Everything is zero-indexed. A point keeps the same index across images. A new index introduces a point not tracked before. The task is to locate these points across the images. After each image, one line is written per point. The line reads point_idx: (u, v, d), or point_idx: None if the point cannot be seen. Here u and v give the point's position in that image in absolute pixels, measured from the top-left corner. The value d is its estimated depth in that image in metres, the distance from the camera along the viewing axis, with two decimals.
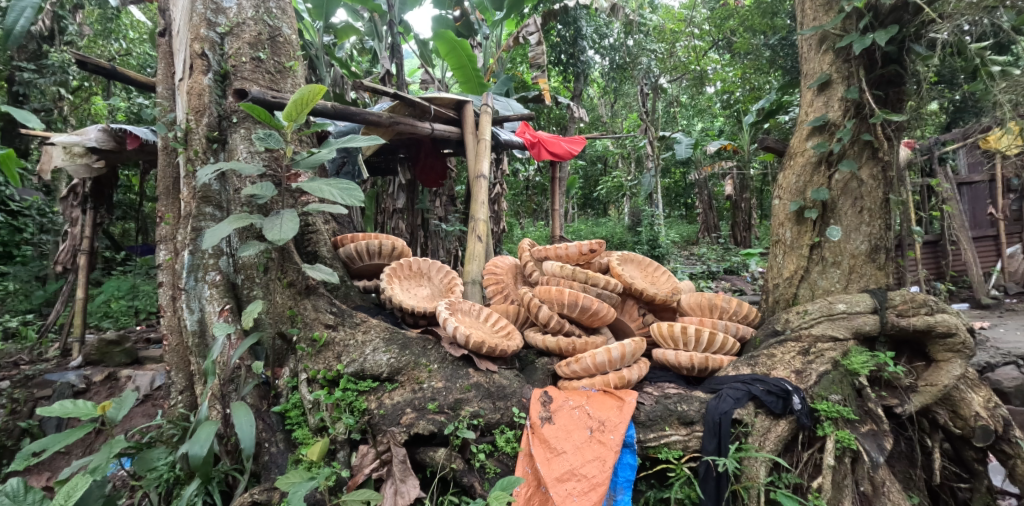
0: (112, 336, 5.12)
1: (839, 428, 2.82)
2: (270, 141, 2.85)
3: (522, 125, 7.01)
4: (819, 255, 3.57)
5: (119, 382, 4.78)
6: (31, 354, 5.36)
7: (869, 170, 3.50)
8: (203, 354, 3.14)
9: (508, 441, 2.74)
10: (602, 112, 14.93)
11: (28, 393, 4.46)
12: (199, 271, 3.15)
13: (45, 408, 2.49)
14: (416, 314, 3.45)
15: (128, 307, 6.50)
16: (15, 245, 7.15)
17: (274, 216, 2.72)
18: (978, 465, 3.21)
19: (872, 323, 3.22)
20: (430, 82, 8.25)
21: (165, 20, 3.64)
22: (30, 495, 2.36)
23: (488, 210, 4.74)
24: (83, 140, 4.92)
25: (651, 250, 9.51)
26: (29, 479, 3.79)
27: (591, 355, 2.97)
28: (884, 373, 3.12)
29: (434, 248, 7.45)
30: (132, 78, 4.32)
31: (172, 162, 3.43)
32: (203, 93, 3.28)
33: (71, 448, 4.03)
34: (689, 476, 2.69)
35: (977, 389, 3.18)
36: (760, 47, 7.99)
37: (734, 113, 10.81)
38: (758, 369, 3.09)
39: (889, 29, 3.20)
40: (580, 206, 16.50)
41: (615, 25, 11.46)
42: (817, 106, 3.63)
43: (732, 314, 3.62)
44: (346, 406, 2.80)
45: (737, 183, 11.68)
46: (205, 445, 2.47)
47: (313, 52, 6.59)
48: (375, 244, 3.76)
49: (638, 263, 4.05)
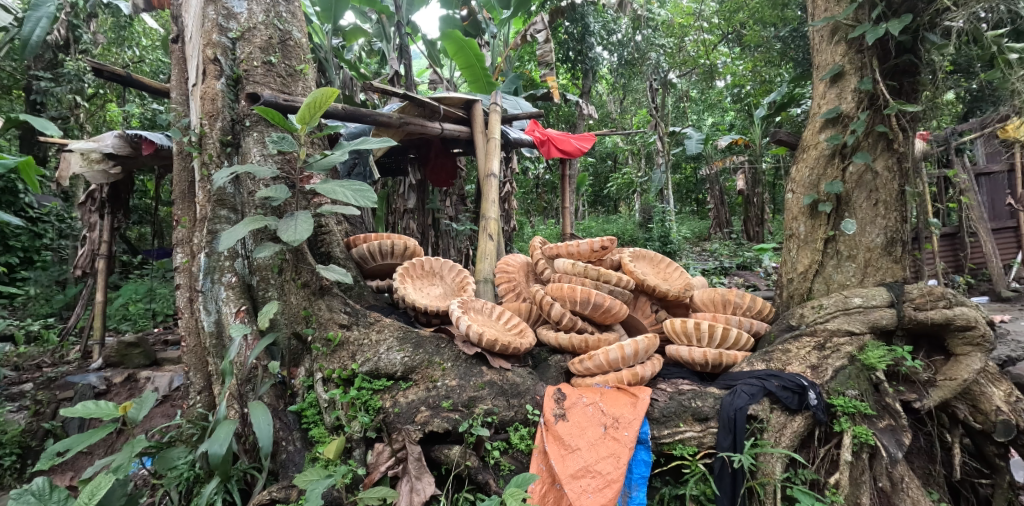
0: (131, 338, 5.20)
1: (857, 424, 2.81)
2: (283, 144, 2.89)
3: (532, 124, 7.00)
4: (834, 249, 3.53)
5: (139, 383, 4.86)
6: (53, 357, 5.51)
7: (884, 161, 3.45)
8: (220, 355, 3.18)
9: (522, 439, 2.75)
10: (612, 108, 14.83)
11: (51, 394, 4.60)
12: (215, 273, 3.21)
13: (68, 409, 2.53)
14: (429, 313, 3.46)
15: (146, 310, 6.63)
16: (36, 250, 7.41)
17: (289, 217, 2.76)
18: (999, 461, 3.14)
19: (889, 317, 3.17)
20: (439, 81, 8.33)
21: (178, 27, 3.69)
22: (55, 494, 2.40)
23: (499, 209, 4.75)
24: (100, 146, 5.00)
25: (662, 246, 9.40)
26: (53, 479, 3.92)
27: (604, 352, 2.96)
28: (902, 367, 3.10)
29: (445, 248, 7.51)
30: (145, 84, 4.36)
31: (187, 166, 3.46)
32: (216, 98, 3.33)
33: (94, 448, 4.13)
34: (705, 472, 2.68)
35: (997, 383, 3.13)
36: (770, 39, 7.91)
37: (746, 106, 10.60)
38: (773, 364, 3.06)
39: (904, 18, 3.14)
40: (591, 204, 16.51)
41: (624, 21, 11.27)
42: (829, 98, 3.58)
43: (746, 309, 3.60)
44: (361, 404, 2.83)
45: (749, 178, 11.59)
46: (224, 444, 2.50)
47: (322, 55, 6.65)
48: (387, 244, 3.79)
49: (649, 259, 4.05)
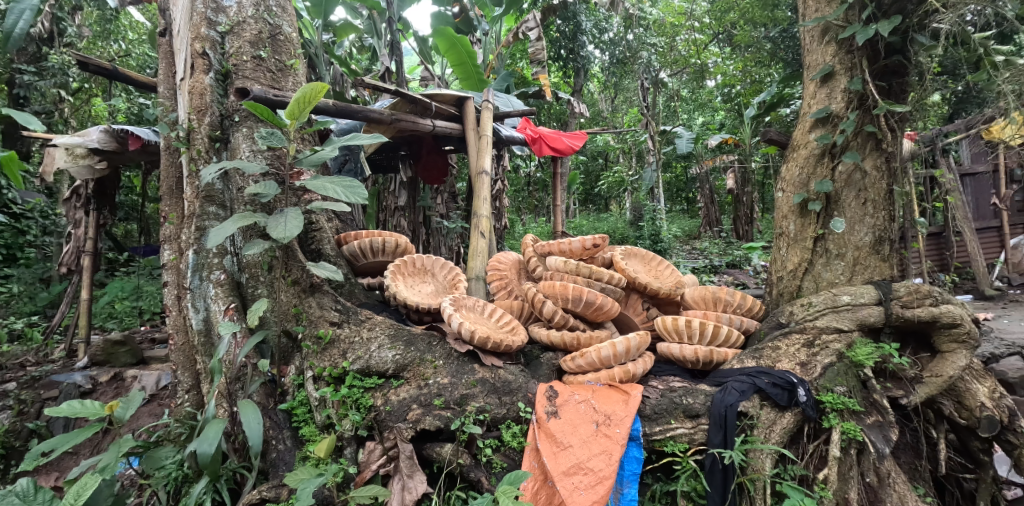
0: (118, 336, 5.12)
1: (844, 420, 2.84)
2: (273, 139, 2.85)
3: (523, 121, 6.99)
4: (823, 247, 3.56)
5: (125, 382, 4.80)
6: (37, 355, 5.42)
7: (873, 161, 3.49)
8: (209, 353, 3.15)
9: (514, 436, 2.75)
10: (603, 107, 14.89)
11: (35, 393, 4.53)
12: (204, 270, 3.17)
13: (53, 408, 2.50)
14: (421, 310, 3.46)
15: (132, 308, 6.55)
16: (19, 247, 7.28)
17: (278, 214, 2.73)
18: (983, 455, 3.19)
19: (877, 314, 3.20)
20: (430, 78, 8.29)
21: (165, 20, 3.63)
22: (40, 495, 2.36)
23: (490, 206, 4.70)
24: (85, 141, 4.90)
25: (653, 244, 9.43)
26: (38, 479, 3.87)
27: (596, 350, 2.98)
28: (889, 364, 3.13)
29: (436, 246, 7.48)
30: (132, 78, 4.29)
31: (175, 162, 3.43)
32: (205, 92, 3.29)
33: (80, 448, 4.09)
34: (695, 468, 2.69)
35: (982, 380, 3.18)
36: (760, 40, 8.00)
37: (735, 106, 10.66)
38: (763, 361, 3.09)
39: (893, 19, 3.18)
40: (582, 202, 16.57)
41: (616, 19, 11.23)
42: (819, 97, 3.62)
43: (736, 307, 3.61)
44: (352, 402, 2.82)
45: (739, 177, 11.70)
46: (213, 444, 2.47)
47: (312, 51, 6.57)
48: (379, 241, 3.77)
49: (641, 257, 4.06)
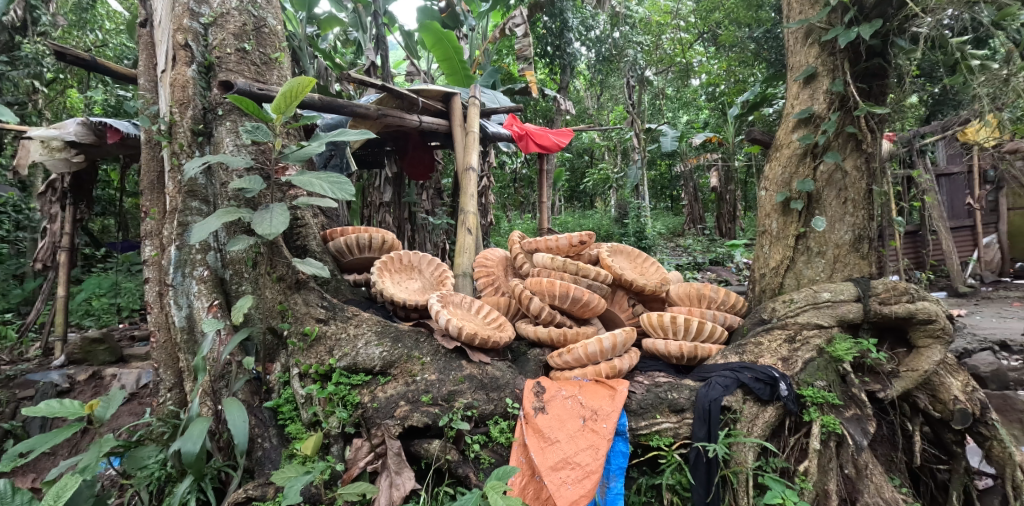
0: (96, 334, 5.02)
1: (824, 413, 2.90)
2: (258, 133, 2.81)
3: (510, 118, 6.98)
4: (804, 245, 3.63)
5: (104, 380, 4.72)
6: (11, 354, 5.29)
7: (853, 161, 3.57)
8: (192, 350, 3.11)
9: (502, 432, 2.77)
10: (588, 104, 14.94)
11: (10, 392, 4.43)
12: (186, 266, 3.12)
13: (31, 408, 2.44)
14: (408, 307, 3.47)
15: (110, 305, 6.41)
16: None
17: (264, 210, 2.70)
18: (956, 447, 3.29)
19: (856, 311, 3.28)
20: (416, 73, 8.24)
21: (146, 10, 3.56)
22: (18, 496, 2.32)
23: (477, 203, 4.71)
24: (61, 133, 4.77)
25: (637, 241, 9.53)
26: (15, 480, 3.79)
27: (583, 346, 3.01)
28: (867, 359, 3.20)
29: (421, 242, 7.46)
30: (111, 70, 4.20)
31: (157, 156, 3.37)
32: (187, 85, 3.24)
33: (57, 448, 4.02)
34: (680, 462, 2.73)
35: (956, 374, 3.28)
36: (744, 40, 8.09)
37: (719, 105, 10.77)
38: (746, 356, 3.15)
39: (874, 23, 3.25)
40: (567, 198, 16.62)
41: (602, 17, 11.25)
42: (802, 98, 3.68)
43: (720, 303, 3.66)
44: (339, 399, 2.81)
45: (722, 175, 11.84)
46: (197, 442, 2.44)
47: (295, 44, 6.50)
48: (365, 237, 3.75)
49: (627, 254, 4.10)
